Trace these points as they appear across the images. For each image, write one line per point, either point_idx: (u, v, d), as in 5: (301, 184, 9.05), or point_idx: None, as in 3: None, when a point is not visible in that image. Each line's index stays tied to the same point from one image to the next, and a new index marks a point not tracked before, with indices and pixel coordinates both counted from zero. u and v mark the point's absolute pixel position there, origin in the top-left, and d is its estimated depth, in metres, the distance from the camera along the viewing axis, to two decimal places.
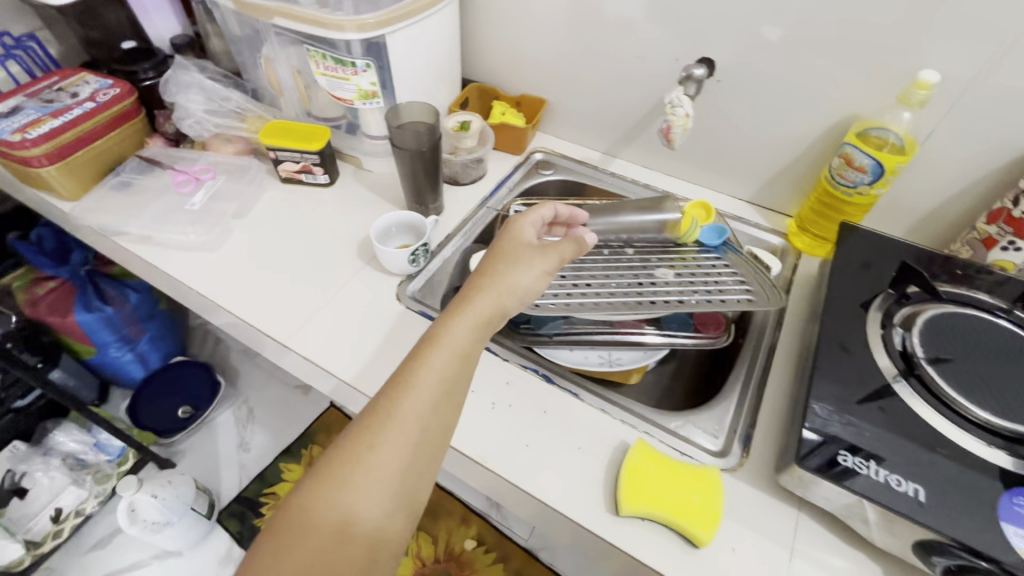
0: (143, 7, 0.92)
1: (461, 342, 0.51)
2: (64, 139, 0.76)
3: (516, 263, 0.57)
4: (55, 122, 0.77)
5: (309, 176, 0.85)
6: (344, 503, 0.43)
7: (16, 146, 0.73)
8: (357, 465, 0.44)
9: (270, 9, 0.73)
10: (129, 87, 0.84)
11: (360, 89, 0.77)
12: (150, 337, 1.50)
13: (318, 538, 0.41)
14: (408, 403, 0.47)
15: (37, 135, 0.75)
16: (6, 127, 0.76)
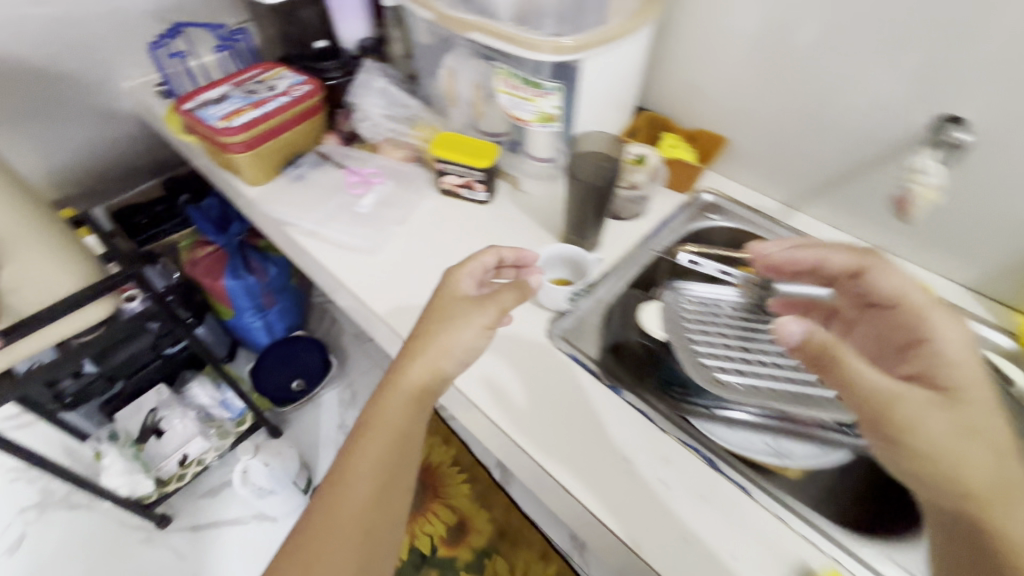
0: (340, 11, 0.95)
1: (449, 322, 0.56)
2: (260, 130, 0.81)
3: (455, 324, 0.55)
4: (255, 112, 0.82)
5: (469, 191, 0.84)
6: (374, 418, 0.54)
7: (222, 133, 0.79)
8: (385, 390, 0.55)
9: (468, 23, 0.71)
10: (318, 85, 0.88)
11: (541, 112, 0.73)
12: (280, 309, 1.61)
13: (362, 439, 0.53)
14: (422, 349, 0.55)
15: (239, 123, 0.80)
16: (215, 114, 0.82)
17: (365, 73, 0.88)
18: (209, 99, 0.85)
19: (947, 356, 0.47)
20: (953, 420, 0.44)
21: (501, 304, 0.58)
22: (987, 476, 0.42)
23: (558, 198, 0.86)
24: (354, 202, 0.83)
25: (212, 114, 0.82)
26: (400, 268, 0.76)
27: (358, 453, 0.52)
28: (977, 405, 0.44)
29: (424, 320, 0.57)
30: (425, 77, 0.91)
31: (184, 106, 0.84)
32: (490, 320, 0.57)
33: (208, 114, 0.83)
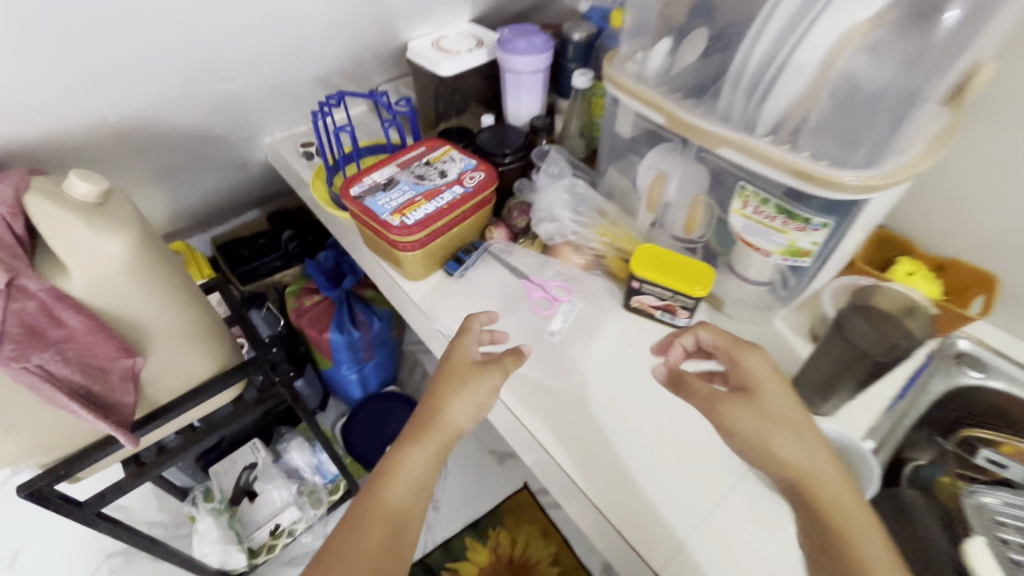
0: (517, 88, 0.84)
1: (460, 379, 0.58)
2: (434, 228, 0.72)
3: (461, 379, 0.58)
4: (429, 206, 0.73)
5: (669, 315, 0.70)
6: (394, 467, 0.54)
7: (397, 231, 0.70)
8: (409, 440, 0.55)
9: (714, 136, 0.58)
10: (494, 174, 0.78)
11: (793, 246, 0.59)
12: (377, 362, 1.51)
13: (386, 483, 0.53)
14: (444, 407, 0.56)
15: (413, 220, 0.72)
16: (386, 203, 0.74)
17: (556, 164, 0.78)
18: (376, 183, 0.77)
19: (763, 379, 0.51)
20: (791, 443, 0.46)
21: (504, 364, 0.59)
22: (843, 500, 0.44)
23: (769, 331, 0.72)
24: (532, 321, 0.72)
25: (382, 203, 0.74)
26: (594, 412, 0.63)
27: (380, 496, 0.52)
28: (809, 430, 0.47)
29: (437, 380, 0.58)
30: (614, 171, 0.80)
31: (349, 189, 0.76)
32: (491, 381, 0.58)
33: (379, 203, 0.74)
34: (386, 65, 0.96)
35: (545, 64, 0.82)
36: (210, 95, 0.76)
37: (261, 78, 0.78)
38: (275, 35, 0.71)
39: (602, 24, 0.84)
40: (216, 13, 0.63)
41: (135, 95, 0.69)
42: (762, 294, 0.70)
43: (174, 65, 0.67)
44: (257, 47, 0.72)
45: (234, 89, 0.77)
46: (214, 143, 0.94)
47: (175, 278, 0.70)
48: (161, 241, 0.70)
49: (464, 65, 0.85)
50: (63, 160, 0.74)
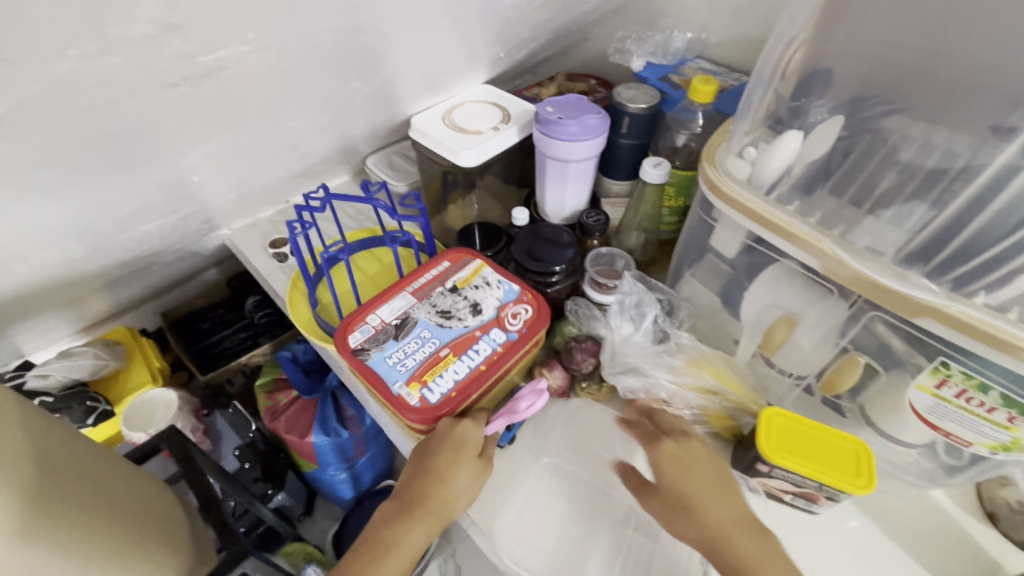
0: (563, 178, 0.64)
1: (464, 456, 0.49)
2: (469, 401, 0.52)
3: (464, 457, 0.49)
4: (460, 368, 0.53)
5: (804, 500, 0.52)
6: (389, 547, 0.46)
7: (416, 415, 0.50)
8: (408, 518, 0.47)
9: (918, 304, 0.41)
10: (546, 306, 0.58)
11: (1011, 442, 0.43)
12: (371, 456, 1.17)
13: (375, 565, 0.45)
14: (448, 492, 0.48)
15: (439, 394, 0.52)
16: (399, 364, 0.53)
17: (630, 289, 0.60)
18: (384, 325, 0.56)
19: (676, 465, 0.48)
20: (711, 529, 0.44)
21: (491, 452, 0.52)
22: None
23: (924, 499, 0.55)
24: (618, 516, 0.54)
25: (395, 363, 0.53)
26: None
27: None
28: (731, 501, 0.45)
29: (435, 458, 0.49)
30: (699, 287, 0.62)
31: (348, 337, 0.55)
32: (485, 466, 0.51)
33: (389, 363, 0.53)
34: (380, 138, 0.75)
35: (601, 148, 0.63)
36: (147, 228, 0.58)
37: (213, 199, 0.60)
38: (236, 146, 0.52)
39: (663, 86, 0.67)
40: (162, 145, 0.45)
41: (35, 244, 0.48)
42: (924, 461, 0.53)
43: (91, 206, 0.47)
44: (218, 171, 0.55)
45: (182, 216, 0.59)
46: (155, 257, 0.71)
47: (66, 505, 0.47)
48: (56, 525, 0.45)
49: (493, 150, 0.64)
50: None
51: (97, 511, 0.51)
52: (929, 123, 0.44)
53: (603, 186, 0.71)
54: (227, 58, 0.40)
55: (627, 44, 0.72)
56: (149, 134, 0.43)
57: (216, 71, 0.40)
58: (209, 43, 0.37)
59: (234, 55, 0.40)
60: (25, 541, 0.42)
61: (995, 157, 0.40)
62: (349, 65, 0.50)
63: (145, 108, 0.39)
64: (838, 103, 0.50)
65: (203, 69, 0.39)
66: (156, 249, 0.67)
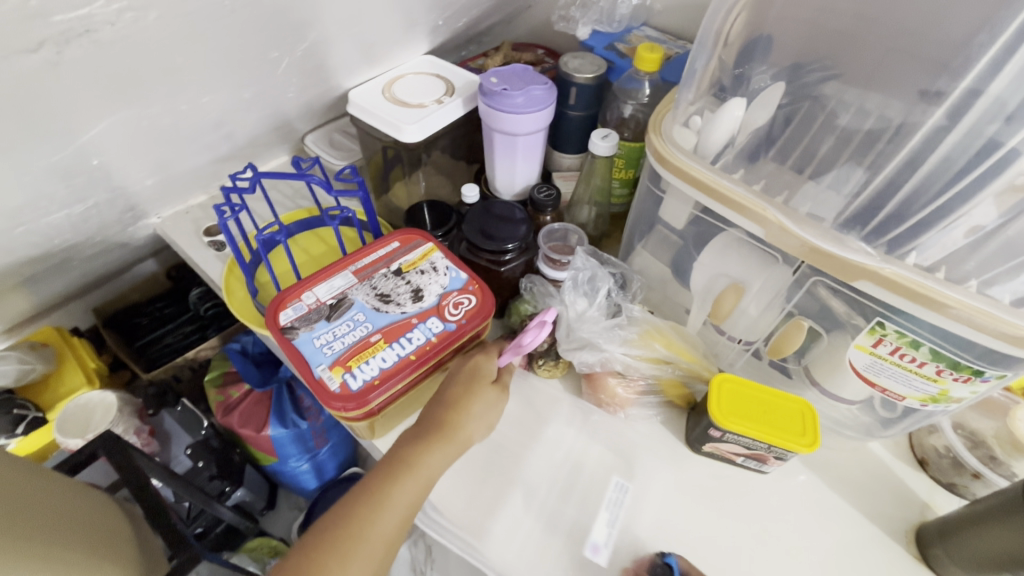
0: (511, 152, 0.62)
1: (478, 382, 0.52)
2: (393, 391, 0.50)
3: (479, 384, 0.51)
4: (388, 357, 0.51)
5: (754, 461, 0.54)
6: (412, 465, 0.47)
7: (330, 399, 0.48)
8: (429, 441, 0.48)
9: (854, 266, 0.42)
10: (491, 301, 0.55)
11: (940, 394, 0.46)
12: (333, 445, 1.14)
13: (396, 481, 0.46)
14: (467, 420, 0.50)
15: (359, 382, 0.49)
16: (327, 346, 0.51)
17: (583, 264, 0.59)
18: (319, 304, 0.54)
19: None
20: None
21: (505, 379, 0.55)
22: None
23: (863, 451, 0.58)
24: (570, 500, 0.53)
25: (321, 345, 0.51)
26: None
27: (387, 491, 0.45)
28: None
29: (452, 388, 0.51)
30: (652, 259, 0.62)
31: (280, 313, 0.53)
32: (500, 395, 0.53)
33: (315, 344, 0.51)
34: (316, 114, 0.70)
35: (548, 120, 0.61)
36: (51, 220, 0.52)
37: (123, 188, 0.55)
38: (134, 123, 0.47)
39: (609, 56, 0.66)
40: (36, 120, 0.40)
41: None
42: (862, 415, 0.56)
43: None
44: (125, 153, 0.50)
45: (92, 205, 0.54)
46: (72, 252, 0.66)
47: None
48: None
49: (436, 124, 0.62)
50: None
51: (34, 527, 0.48)
52: (864, 90, 0.45)
53: (554, 160, 0.70)
54: (101, 16, 0.35)
55: (572, 11, 0.70)
56: (20, 108, 0.38)
57: (86, 33, 0.36)
58: (66, 1, 0.33)
59: (102, 16, 0.36)
60: None
61: (917, 116, 0.42)
62: (258, 28, 0.46)
63: (2, 80, 0.35)
64: (780, 70, 0.50)
65: (70, 28, 0.35)
66: (68, 243, 0.61)
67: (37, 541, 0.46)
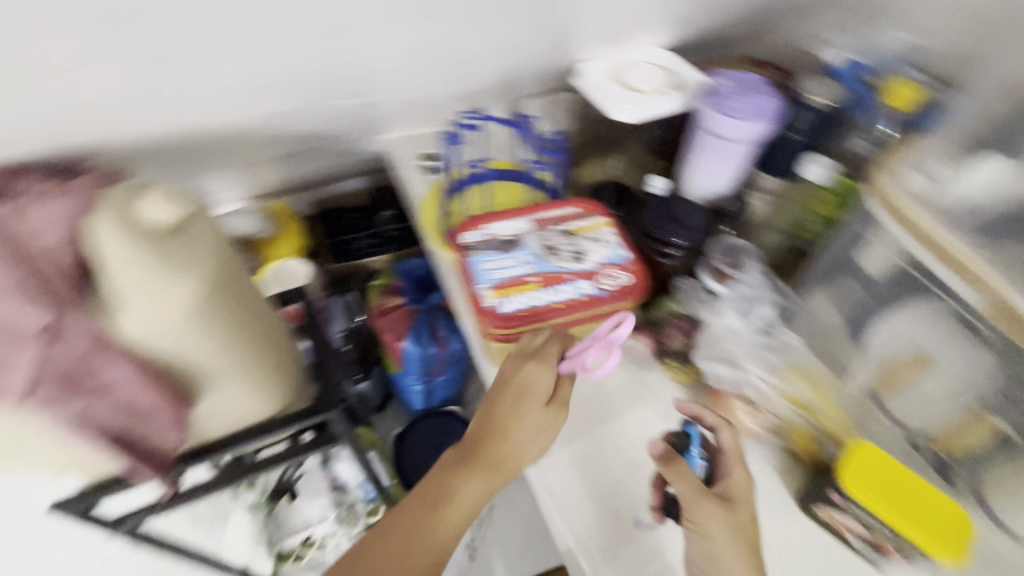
0: (709, 153, 0.62)
1: (529, 403, 0.52)
2: (535, 327, 0.56)
3: (529, 405, 0.52)
4: (539, 297, 0.56)
5: (870, 548, 0.49)
6: (448, 496, 0.51)
7: (482, 311, 0.55)
8: (465, 469, 0.51)
9: None
10: (644, 283, 0.58)
11: None
12: (447, 379, 1.26)
13: (435, 513, 0.50)
14: (508, 446, 0.52)
15: (510, 308, 0.56)
16: (493, 270, 0.58)
17: (753, 284, 0.59)
18: (496, 236, 0.61)
19: None
20: None
21: (561, 396, 0.53)
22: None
23: None
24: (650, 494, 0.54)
25: (489, 269, 0.58)
26: None
27: (424, 525, 0.50)
28: None
29: (496, 406, 0.53)
30: (831, 300, 0.58)
31: (464, 233, 0.62)
32: (554, 414, 0.53)
33: (484, 266, 0.59)
34: (547, 80, 0.78)
35: (762, 134, 0.59)
36: (334, 104, 0.66)
37: (390, 95, 0.68)
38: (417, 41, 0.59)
39: (857, 87, 0.62)
40: (361, 16, 0.53)
41: (249, 95, 0.59)
42: None
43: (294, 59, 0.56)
44: (406, 63, 0.62)
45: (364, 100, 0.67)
46: (328, 144, 0.82)
47: (239, 311, 0.58)
48: (224, 315, 0.56)
49: (647, 111, 0.64)
50: (162, 159, 0.65)
51: (255, 324, 0.62)
52: None
53: None
54: None
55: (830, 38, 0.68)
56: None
57: None
58: None
59: None
60: (205, 317, 0.54)
61: None
62: None
63: None
64: None
65: None
66: (333, 131, 0.76)
67: (245, 336, 0.60)
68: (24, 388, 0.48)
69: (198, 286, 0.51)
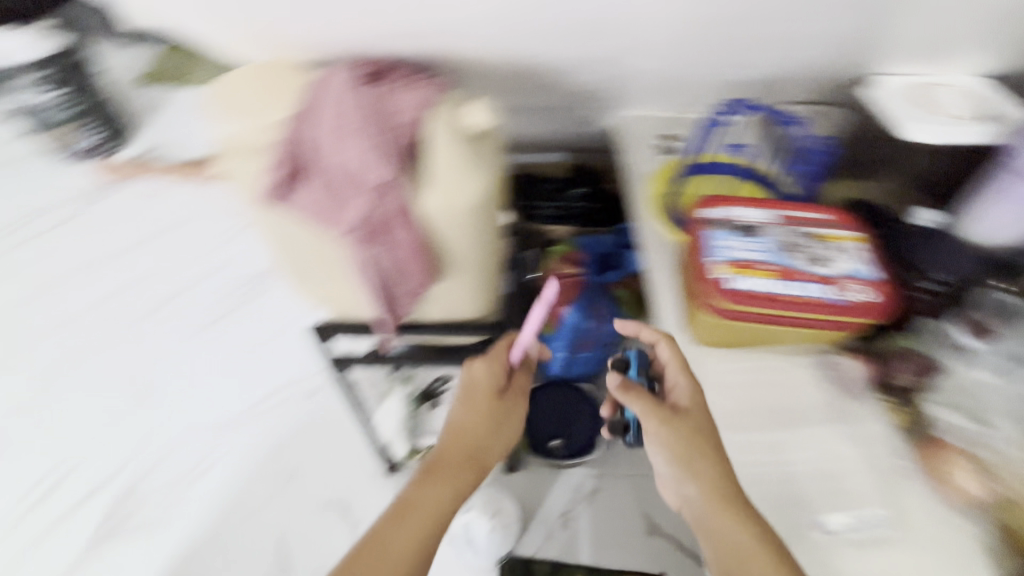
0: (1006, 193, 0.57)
1: (483, 397, 0.69)
2: (758, 312, 0.58)
3: (484, 398, 0.68)
4: (772, 286, 0.58)
5: None
6: (408, 507, 0.62)
7: (717, 282, 0.58)
8: (429, 479, 0.64)
9: None
10: (885, 308, 0.57)
11: None
12: None
13: (401, 520, 0.61)
14: (475, 420, 0.68)
15: (741, 287, 0.58)
16: (730, 248, 0.61)
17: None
18: (738, 219, 0.64)
19: None
20: None
21: (514, 386, 0.71)
22: (668, 470, 0.56)
23: None
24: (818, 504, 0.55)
25: (726, 245, 0.61)
26: None
27: (396, 527, 0.60)
28: None
29: (450, 433, 0.67)
30: None
31: (707, 207, 0.65)
32: (501, 404, 0.70)
33: (722, 242, 0.61)
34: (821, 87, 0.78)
35: None
36: (626, 55, 0.73)
37: (679, 54, 0.73)
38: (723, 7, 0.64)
39: None
40: None
41: (569, 34, 0.70)
42: None
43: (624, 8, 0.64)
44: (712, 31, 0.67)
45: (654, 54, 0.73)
46: (597, 98, 0.90)
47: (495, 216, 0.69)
48: (489, 214, 0.67)
49: (940, 137, 0.64)
50: (479, 74, 0.79)
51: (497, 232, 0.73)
52: None
53: None
54: None
55: None
56: None
57: None
58: None
59: None
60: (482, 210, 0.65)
61: None
62: None
63: None
64: None
65: None
66: (601, 84, 0.83)
67: (491, 239, 0.71)
68: (348, 227, 0.60)
69: (490, 183, 0.63)
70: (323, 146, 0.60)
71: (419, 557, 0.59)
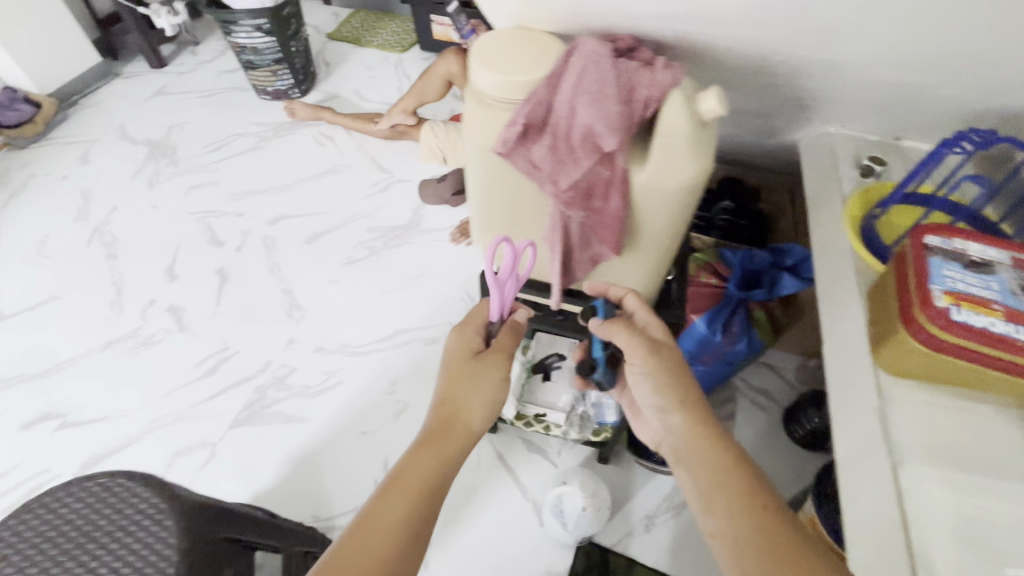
0: None
1: (467, 360, 0.78)
2: (977, 343, 0.66)
3: (464, 363, 0.78)
4: (995, 322, 0.65)
5: None
6: (395, 477, 0.70)
7: (941, 308, 0.66)
8: (413, 449, 0.71)
9: None
10: None
11: None
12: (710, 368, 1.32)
13: (390, 486, 0.69)
14: (459, 392, 0.76)
15: (964, 317, 0.66)
16: (953, 279, 0.68)
17: None
18: (964, 253, 0.71)
19: None
20: None
21: (499, 343, 0.80)
22: (654, 399, 0.74)
23: None
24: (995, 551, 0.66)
25: (950, 275, 0.69)
26: None
27: (392, 490, 0.68)
28: None
29: (447, 382, 0.77)
30: None
31: (932, 235, 0.72)
32: (495, 357, 0.79)
33: (946, 271, 0.69)
34: None
35: None
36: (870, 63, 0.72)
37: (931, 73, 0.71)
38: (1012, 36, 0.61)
39: None
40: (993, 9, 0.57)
41: (815, 43, 0.68)
42: None
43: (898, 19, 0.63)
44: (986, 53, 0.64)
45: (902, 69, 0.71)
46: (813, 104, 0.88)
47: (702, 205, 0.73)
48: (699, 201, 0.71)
49: None
50: (707, 66, 0.80)
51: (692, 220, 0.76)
52: None
53: None
54: None
55: None
56: None
57: None
58: None
59: None
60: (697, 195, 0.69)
61: None
62: None
63: None
64: None
65: None
66: (825, 90, 0.82)
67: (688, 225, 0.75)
68: (562, 188, 0.66)
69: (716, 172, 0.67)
70: (566, 108, 0.63)
71: (412, 516, 0.67)
